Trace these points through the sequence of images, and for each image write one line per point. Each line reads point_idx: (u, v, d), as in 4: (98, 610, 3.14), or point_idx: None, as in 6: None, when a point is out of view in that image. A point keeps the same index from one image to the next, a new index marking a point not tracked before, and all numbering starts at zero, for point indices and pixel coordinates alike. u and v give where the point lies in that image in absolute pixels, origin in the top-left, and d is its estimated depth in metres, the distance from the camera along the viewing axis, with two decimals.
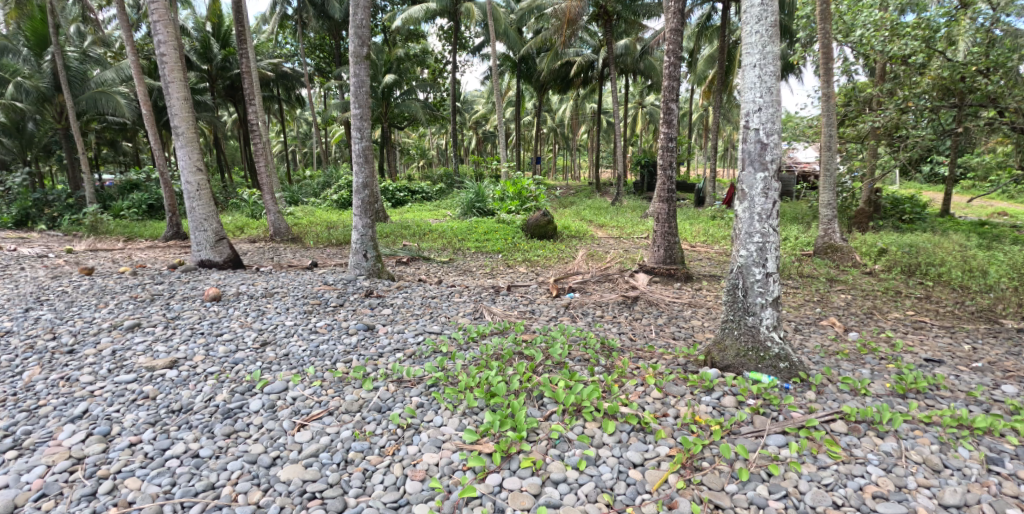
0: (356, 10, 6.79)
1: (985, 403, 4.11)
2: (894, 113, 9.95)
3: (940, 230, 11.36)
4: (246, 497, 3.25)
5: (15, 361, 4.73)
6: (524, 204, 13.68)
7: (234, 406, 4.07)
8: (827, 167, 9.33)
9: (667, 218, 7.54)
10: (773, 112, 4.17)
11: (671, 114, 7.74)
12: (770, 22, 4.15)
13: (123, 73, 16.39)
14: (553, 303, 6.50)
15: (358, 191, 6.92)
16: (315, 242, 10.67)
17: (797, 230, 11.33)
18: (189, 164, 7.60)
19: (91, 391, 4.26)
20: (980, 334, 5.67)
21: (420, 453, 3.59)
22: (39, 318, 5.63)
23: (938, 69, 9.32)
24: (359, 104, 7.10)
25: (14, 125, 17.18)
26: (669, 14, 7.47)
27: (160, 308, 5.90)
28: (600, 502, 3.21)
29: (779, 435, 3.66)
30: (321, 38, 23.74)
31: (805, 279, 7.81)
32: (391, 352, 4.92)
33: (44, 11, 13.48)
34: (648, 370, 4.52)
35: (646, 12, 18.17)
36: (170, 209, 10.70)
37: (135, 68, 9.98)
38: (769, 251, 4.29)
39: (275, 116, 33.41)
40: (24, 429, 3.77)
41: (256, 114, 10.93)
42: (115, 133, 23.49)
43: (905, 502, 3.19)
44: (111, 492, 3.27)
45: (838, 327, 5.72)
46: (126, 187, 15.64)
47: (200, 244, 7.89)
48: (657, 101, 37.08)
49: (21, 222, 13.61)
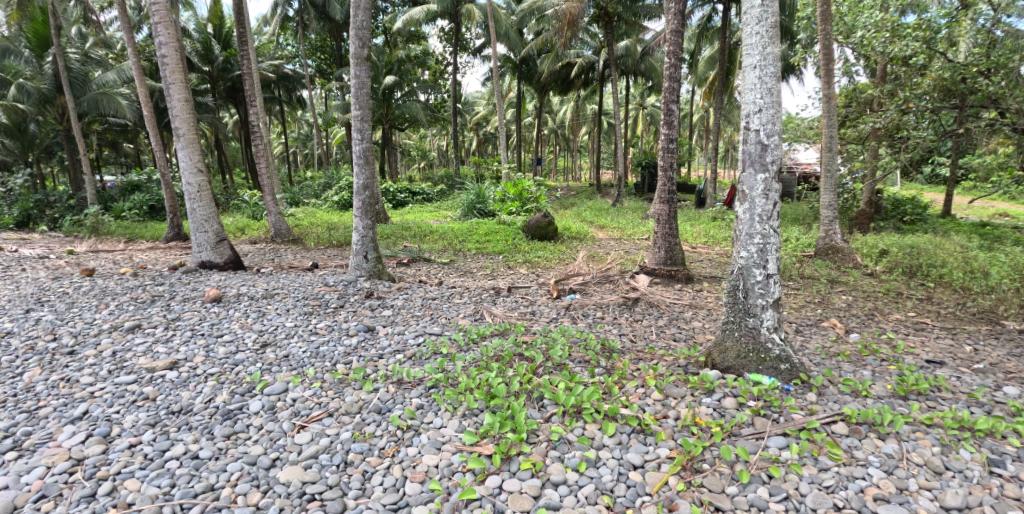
0: (356, 12, 6.80)
1: (987, 405, 4.10)
2: (895, 114, 9.92)
3: (940, 231, 11.42)
4: (245, 498, 3.24)
5: (16, 362, 4.74)
6: (525, 205, 13.69)
7: (234, 407, 4.07)
8: (828, 168, 9.32)
9: (666, 219, 7.55)
10: (773, 113, 4.16)
11: (672, 115, 7.75)
12: (770, 23, 4.15)
13: (124, 74, 16.41)
14: (554, 304, 6.52)
15: (358, 192, 6.90)
16: (316, 242, 10.70)
17: (798, 231, 11.37)
18: (190, 165, 7.59)
19: (92, 392, 4.26)
20: (981, 335, 5.66)
21: (420, 454, 3.58)
22: (40, 319, 5.65)
23: (938, 70, 9.25)
24: (359, 105, 7.06)
25: (16, 126, 17.23)
26: (670, 15, 7.44)
27: (160, 309, 5.92)
28: (600, 504, 3.20)
29: (779, 437, 3.65)
30: (323, 40, 23.81)
31: (806, 280, 7.82)
32: (391, 353, 4.92)
33: (46, 13, 13.52)
34: (648, 371, 4.51)
35: (646, 13, 18.25)
36: (171, 210, 10.72)
37: (137, 69, 9.89)
38: (769, 253, 4.29)
39: (275, 116, 33.42)
40: (24, 430, 3.77)
41: (257, 114, 10.92)
42: (118, 134, 23.50)
43: (906, 504, 3.19)
44: (111, 494, 3.26)
45: (839, 328, 5.71)
46: (127, 188, 15.68)
47: (201, 245, 7.90)
48: (657, 102, 37.16)
49: (22, 223, 13.66)
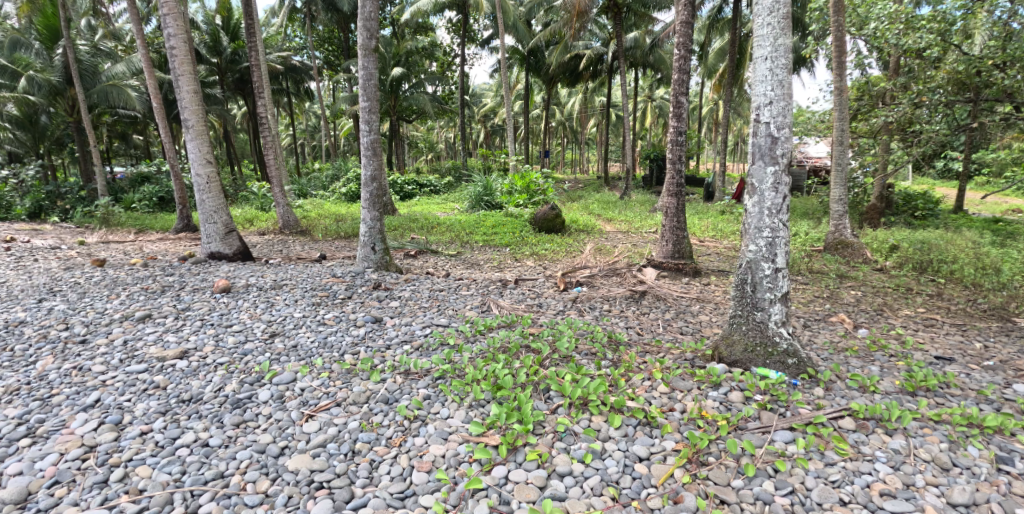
0: (364, 3, 6.77)
1: (996, 402, 4.07)
2: (907, 108, 9.72)
3: (953, 227, 11.30)
4: (254, 486, 3.28)
5: (29, 351, 4.79)
6: (532, 197, 13.67)
7: (243, 396, 4.11)
8: (839, 162, 9.23)
9: (675, 212, 7.53)
10: (784, 106, 4.13)
11: (680, 107, 7.63)
12: (782, 14, 4.09)
13: (133, 67, 16.73)
14: (561, 297, 6.53)
15: (366, 183, 6.90)
16: (324, 234, 10.75)
17: (808, 226, 11.23)
18: (199, 157, 7.63)
19: (103, 380, 4.31)
20: (991, 332, 5.60)
21: (426, 445, 3.61)
22: (51, 309, 5.71)
23: (953, 63, 9.06)
24: (368, 96, 7.03)
25: (28, 118, 17.34)
26: (680, 6, 7.25)
27: (170, 300, 5.95)
28: (605, 495, 3.22)
29: (786, 431, 3.65)
30: (330, 31, 23.86)
31: (815, 275, 7.76)
32: (399, 344, 4.94)
33: (55, 5, 13.59)
34: (655, 363, 4.53)
35: (656, 4, 17.85)
36: (181, 201, 10.77)
37: (145, 61, 9.69)
38: (778, 246, 4.25)
39: (283, 108, 33.59)
40: (38, 418, 3.83)
41: (265, 105, 10.86)
42: (127, 126, 23.73)
43: (913, 499, 3.17)
44: (122, 480, 3.31)
45: (848, 324, 5.65)
46: (137, 180, 15.78)
47: (210, 236, 7.94)
48: (666, 94, 37.20)
49: (34, 214, 13.80)
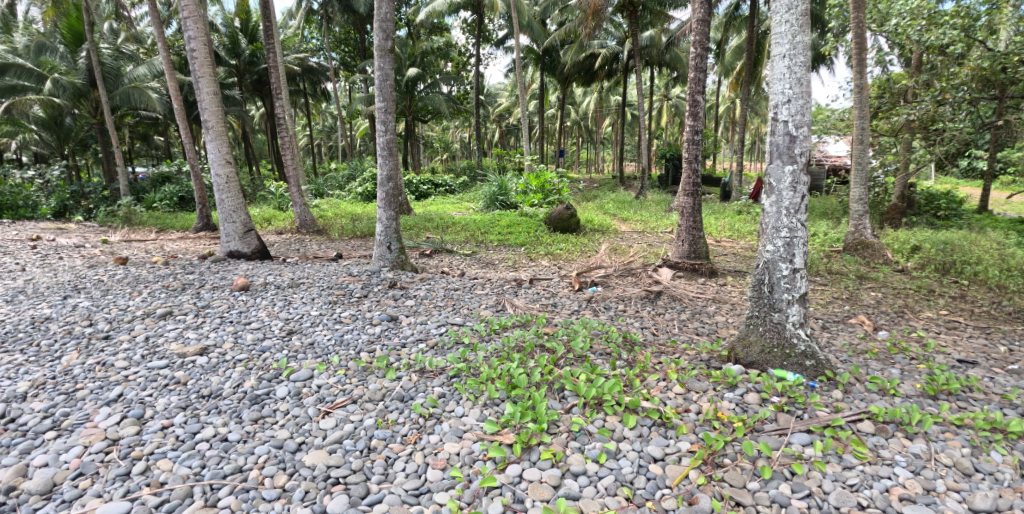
0: (380, 4, 6.78)
1: (1021, 406, 3.99)
2: (929, 105, 9.52)
3: (977, 227, 11.08)
4: (272, 480, 3.33)
5: (54, 346, 4.91)
6: (548, 196, 13.63)
7: (261, 392, 4.17)
8: (860, 160, 9.08)
9: (691, 212, 7.47)
10: (803, 104, 4.08)
11: (696, 106, 7.57)
12: (801, 11, 4.04)
13: (154, 69, 17.00)
14: (576, 296, 6.52)
15: (382, 183, 6.95)
16: (340, 234, 10.85)
17: (827, 226, 11.03)
18: (218, 157, 7.73)
19: (126, 375, 4.40)
20: (1017, 335, 5.48)
21: (441, 442, 3.63)
22: (76, 305, 5.83)
23: (977, 59, 8.73)
24: (383, 96, 7.06)
25: (52, 119, 17.71)
26: (697, 4, 7.20)
27: (190, 297, 6.06)
28: (619, 495, 3.21)
29: (803, 434, 3.61)
30: (347, 32, 24.04)
31: (834, 276, 7.66)
32: (414, 343, 4.97)
33: (79, 9, 13.87)
34: (670, 364, 4.51)
35: (672, 3, 17.83)
36: (201, 201, 10.93)
37: (166, 63, 9.83)
38: (796, 247, 4.21)
39: (301, 109, 33.98)
40: (63, 411, 3.92)
41: (283, 106, 10.99)
42: (149, 127, 24.14)
43: (933, 505, 3.12)
44: (144, 473, 3.38)
45: (867, 325, 5.57)
46: (158, 180, 16.06)
47: (229, 235, 8.05)
48: (682, 93, 36.95)
49: (59, 213, 14.10)
